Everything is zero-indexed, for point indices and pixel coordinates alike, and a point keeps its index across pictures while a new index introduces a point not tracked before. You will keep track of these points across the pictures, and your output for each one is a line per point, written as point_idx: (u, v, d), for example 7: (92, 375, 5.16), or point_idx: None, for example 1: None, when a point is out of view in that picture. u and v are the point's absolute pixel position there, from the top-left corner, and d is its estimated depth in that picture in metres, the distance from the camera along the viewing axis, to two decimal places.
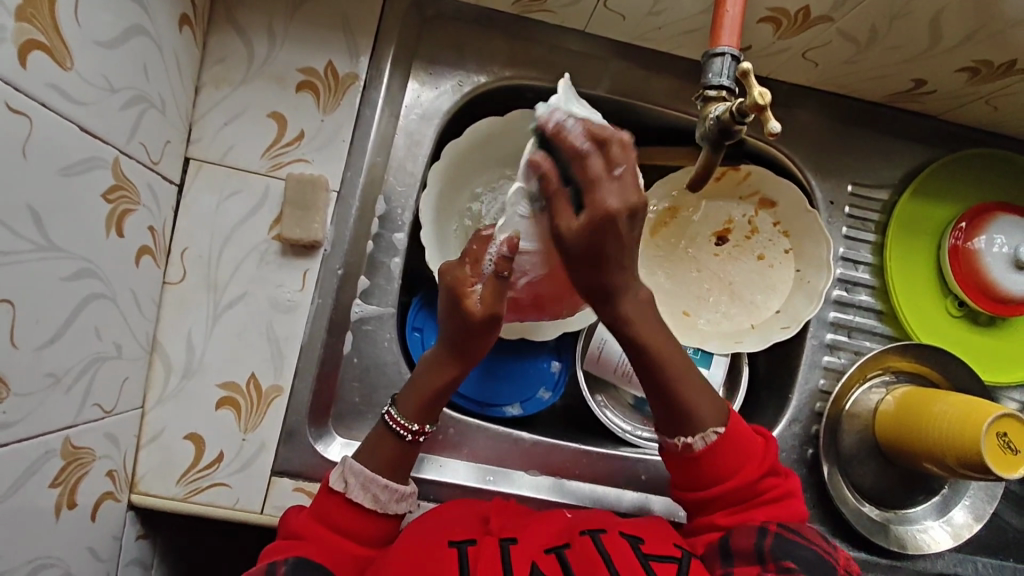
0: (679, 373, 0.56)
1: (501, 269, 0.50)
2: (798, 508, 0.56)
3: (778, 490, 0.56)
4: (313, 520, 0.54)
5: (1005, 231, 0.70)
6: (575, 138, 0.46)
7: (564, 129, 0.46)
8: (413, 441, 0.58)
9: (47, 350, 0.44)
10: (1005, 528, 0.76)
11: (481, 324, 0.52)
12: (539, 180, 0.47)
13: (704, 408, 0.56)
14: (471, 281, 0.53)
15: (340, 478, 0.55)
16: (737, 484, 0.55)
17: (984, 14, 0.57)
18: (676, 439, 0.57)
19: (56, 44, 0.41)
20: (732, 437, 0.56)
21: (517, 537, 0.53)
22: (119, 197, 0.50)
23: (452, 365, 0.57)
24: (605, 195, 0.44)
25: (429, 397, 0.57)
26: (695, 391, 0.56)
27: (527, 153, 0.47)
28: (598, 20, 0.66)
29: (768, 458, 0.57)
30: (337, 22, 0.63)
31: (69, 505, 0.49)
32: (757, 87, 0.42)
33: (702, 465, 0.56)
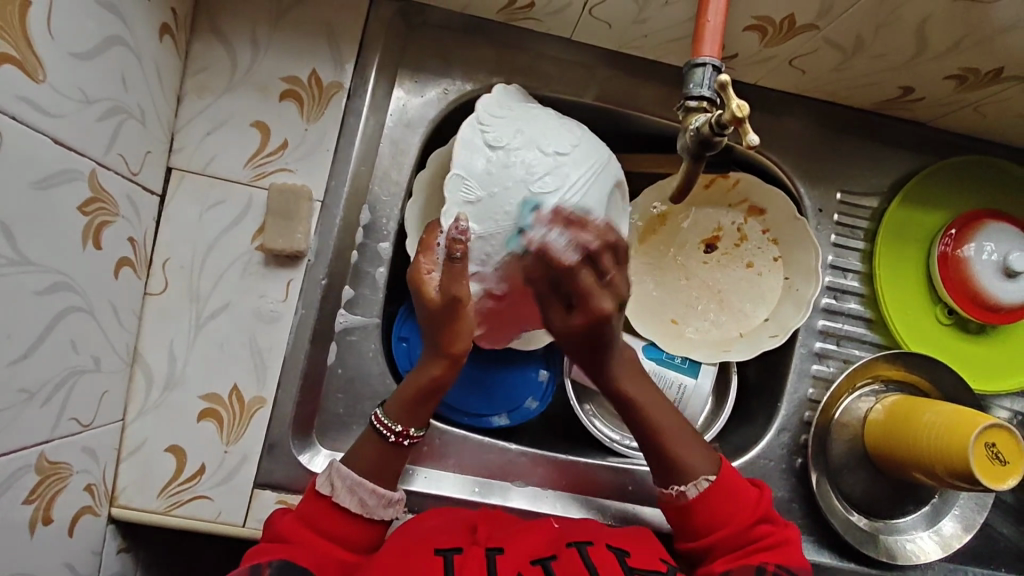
0: (670, 424, 0.59)
1: (455, 249, 0.52)
2: (795, 556, 0.55)
3: (771, 537, 0.56)
4: (301, 524, 0.53)
5: (994, 239, 0.70)
6: (508, 113, 0.58)
7: (499, 108, 0.59)
8: (396, 442, 0.57)
9: (20, 365, 0.43)
10: (996, 537, 0.76)
11: (440, 308, 0.54)
12: (482, 141, 0.56)
13: (695, 455, 0.58)
14: (427, 272, 0.55)
15: (327, 482, 0.55)
16: (731, 532, 0.56)
17: (971, 22, 0.56)
18: (669, 488, 0.59)
19: (28, 57, 0.40)
20: (727, 484, 0.58)
21: (504, 546, 0.52)
22: (96, 210, 0.49)
23: (436, 362, 0.57)
24: (603, 302, 0.50)
25: (414, 398, 0.57)
26: (686, 442, 0.59)
27: (471, 128, 0.57)
28: (584, 29, 0.65)
29: (761, 506, 0.57)
30: (320, 30, 0.63)
31: (45, 520, 0.48)
32: (735, 99, 0.42)
33: (695, 512, 0.57)
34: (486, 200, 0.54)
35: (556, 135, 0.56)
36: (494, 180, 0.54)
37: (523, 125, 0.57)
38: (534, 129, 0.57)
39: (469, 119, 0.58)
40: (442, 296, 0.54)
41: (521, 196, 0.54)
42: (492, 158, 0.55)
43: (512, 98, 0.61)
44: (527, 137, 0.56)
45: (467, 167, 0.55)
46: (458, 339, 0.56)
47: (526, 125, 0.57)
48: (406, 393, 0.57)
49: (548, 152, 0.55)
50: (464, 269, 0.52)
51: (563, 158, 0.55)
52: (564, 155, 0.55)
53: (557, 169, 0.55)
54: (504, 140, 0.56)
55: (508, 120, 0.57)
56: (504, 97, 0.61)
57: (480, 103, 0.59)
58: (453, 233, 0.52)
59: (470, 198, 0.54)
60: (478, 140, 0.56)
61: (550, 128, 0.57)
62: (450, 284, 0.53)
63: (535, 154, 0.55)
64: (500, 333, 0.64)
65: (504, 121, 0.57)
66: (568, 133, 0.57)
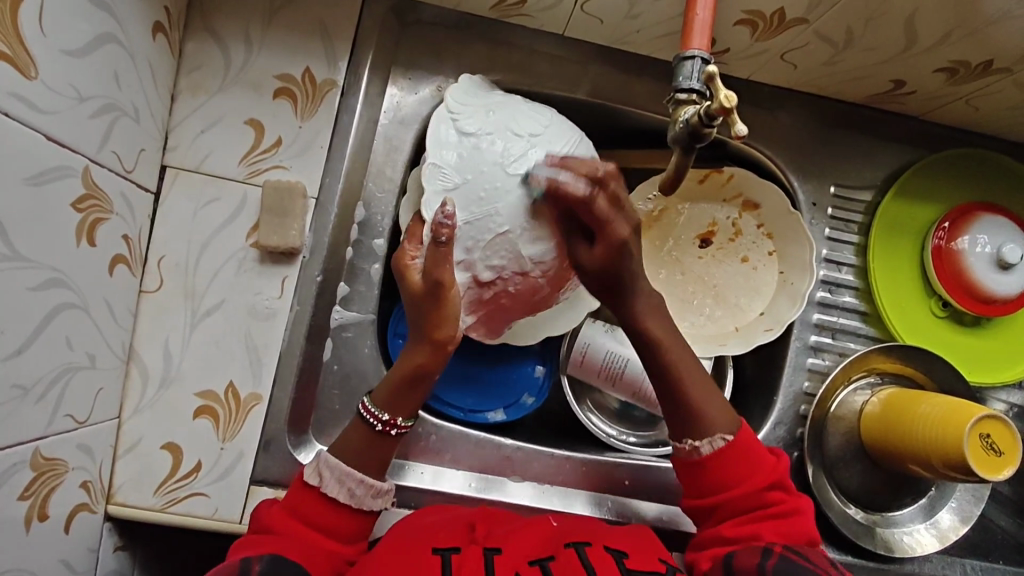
0: (691, 378, 0.58)
1: (439, 234, 0.53)
2: (804, 528, 0.55)
3: (784, 505, 0.56)
4: (287, 514, 0.53)
5: (988, 230, 0.70)
6: (476, 100, 0.59)
7: (466, 95, 0.59)
8: (383, 432, 0.56)
9: (15, 361, 0.43)
10: (994, 530, 0.76)
11: (425, 293, 0.55)
12: (454, 128, 0.56)
13: (713, 413, 0.58)
14: (411, 258, 0.56)
15: (315, 472, 0.55)
16: (744, 494, 0.56)
17: (962, 13, 0.56)
18: (684, 443, 0.58)
19: (19, 54, 0.41)
20: (743, 445, 0.57)
21: (502, 546, 0.52)
22: (90, 207, 0.50)
23: (421, 348, 0.57)
24: (620, 227, 0.53)
25: (400, 384, 0.57)
26: (705, 396, 0.58)
27: (442, 119, 0.57)
28: (576, 25, 0.66)
29: (776, 474, 0.57)
30: (314, 28, 0.63)
31: (42, 517, 0.48)
32: (723, 90, 0.42)
33: (708, 470, 0.57)
34: (465, 186, 0.55)
35: (527, 117, 0.57)
36: (469, 166, 0.55)
37: (494, 108, 0.58)
38: (505, 111, 0.57)
39: (441, 109, 0.58)
40: (425, 280, 0.55)
41: (499, 180, 0.54)
42: (463, 143, 0.56)
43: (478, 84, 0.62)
44: (498, 119, 0.57)
45: (441, 157, 0.55)
46: (442, 325, 0.56)
47: (497, 110, 0.57)
48: (392, 380, 0.57)
49: (523, 134, 0.56)
50: (449, 252, 0.54)
51: (538, 139, 0.56)
52: (537, 136, 0.56)
53: (532, 148, 0.56)
54: (475, 126, 0.56)
55: (478, 106, 0.58)
56: (474, 83, 0.62)
57: (449, 91, 0.59)
58: (438, 218, 0.53)
59: (447, 185, 0.55)
60: (450, 127, 0.57)
61: (520, 112, 0.57)
62: (437, 269, 0.54)
63: (510, 137, 0.55)
64: (498, 326, 0.61)
65: (473, 107, 0.58)
66: (540, 114, 0.58)
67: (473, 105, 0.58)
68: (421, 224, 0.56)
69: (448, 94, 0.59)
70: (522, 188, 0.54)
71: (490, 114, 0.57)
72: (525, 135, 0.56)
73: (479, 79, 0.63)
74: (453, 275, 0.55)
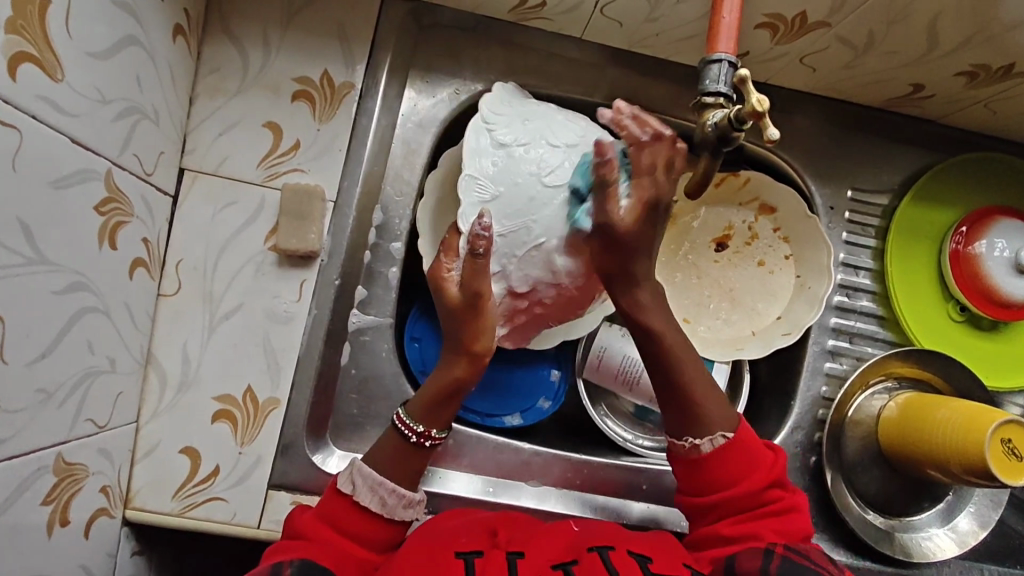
0: (696, 379, 0.58)
1: (477, 245, 0.52)
2: (801, 525, 0.55)
3: (781, 503, 0.55)
4: (320, 522, 0.52)
5: (1006, 235, 0.70)
6: (510, 108, 0.59)
7: (500, 103, 0.59)
8: (418, 443, 0.56)
9: (38, 365, 0.43)
10: (1011, 535, 0.75)
11: (464, 306, 0.55)
12: (489, 140, 0.56)
13: (713, 409, 0.57)
14: (447, 271, 0.55)
15: (348, 479, 0.54)
16: (745, 491, 0.55)
17: (984, 17, 0.56)
18: (684, 439, 0.57)
19: (47, 56, 0.40)
20: (743, 443, 0.57)
21: (525, 550, 0.52)
22: (113, 210, 0.49)
23: (458, 360, 0.57)
24: (657, 186, 0.53)
25: (435, 397, 0.57)
26: (706, 396, 0.58)
27: (478, 128, 0.57)
28: (595, 28, 0.66)
29: (776, 470, 0.56)
30: (332, 31, 0.63)
31: (63, 522, 0.48)
32: (754, 94, 0.42)
33: (709, 467, 0.56)
34: (502, 198, 0.55)
35: (563, 127, 0.57)
36: (505, 177, 0.55)
37: (530, 118, 0.58)
38: (539, 122, 0.58)
39: (475, 118, 0.58)
40: (463, 291, 0.54)
41: (536, 190, 0.55)
42: (500, 156, 0.56)
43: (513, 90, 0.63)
44: (533, 130, 0.57)
45: (477, 168, 0.55)
46: (479, 336, 0.56)
47: (531, 120, 0.58)
48: (427, 393, 0.57)
49: (560, 145, 0.56)
50: (487, 264, 0.53)
51: (574, 151, 0.56)
52: (574, 147, 0.56)
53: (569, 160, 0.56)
54: (512, 138, 0.56)
55: (513, 115, 0.58)
56: (508, 88, 0.62)
57: (482, 99, 0.59)
58: (477, 229, 0.52)
59: (483, 197, 0.55)
60: (486, 137, 0.57)
61: (555, 122, 0.57)
62: (474, 280, 0.54)
63: (546, 148, 0.56)
64: (523, 335, 0.64)
65: (508, 116, 0.58)
66: (578, 126, 0.58)
67: (507, 114, 0.58)
68: (457, 237, 0.55)
69: (481, 104, 0.59)
70: (558, 202, 0.55)
71: (524, 125, 0.57)
72: (562, 146, 0.56)
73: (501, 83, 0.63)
74: (489, 285, 0.55)
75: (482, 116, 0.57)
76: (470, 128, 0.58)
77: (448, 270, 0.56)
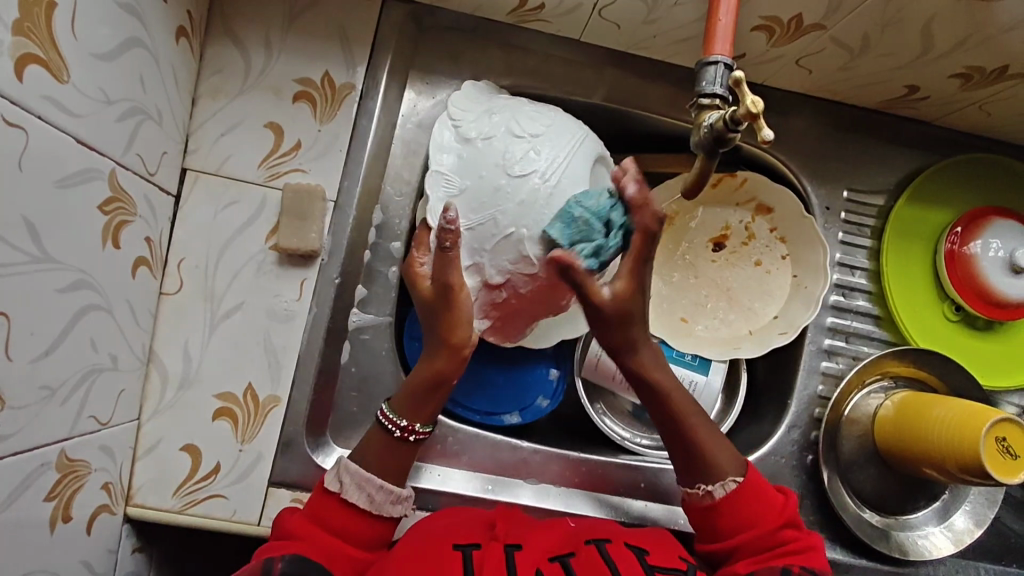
0: (694, 419, 0.59)
1: (445, 241, 0.53)
2: (820, 562, 0.54)
3: (798, 543, 0.55)
4: (309, 522, 0.53)
5: (1001, 235, 0.70)
6: (479, 106, 0.61)
7: (469, 102, 0.61)
8: (402, 437, 0.56)
9: (42, 362, 0.43)
10: (1007, 533, 0.76)
11: (437, 296, 0.56)
12: (455, 136, 0.58)
13: (721, 455, 0.58)
14: (420, 264, 0.58)
15: (335, 478, 0.55)
16: (760, 533, 0.55)
17: (977, 20, 0.57)
18: (696, 488, 0.58)
19: (52, 57, 0.41)
20: (753, 487, 0.57)
21: (523, 542, 0.52)
22: (116, 209, 0.50)
23: (439, 353, 0.57)
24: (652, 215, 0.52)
25: (417, 390, 0.57)
26: (713, 442, 0.58)
27: (445, 129, 0.59)
28: (593, 29, 0.66)
29: (787, 511, 0.57)
30: (333, 33, 0.64)
31: (65, 518, 0.48)
32: (750, 95, 0.42)
33: (722, 514, 0.57)
34: (468, 190, 0.56)
35: (530, 118, 0.57)
36: (469, 171, 0.56)
37: (497, 112, 0.58)
38: (506, 115, 0.58)
39: (443, 117, 0.60)
40: (436, 284, 0.55)
41: (500, 181, 0.55)
42: (464, 151, 0.57)
43: (488, 90, 0.64)
44: (497, 122, 0.57)
45: (444, 164, 0.57)
46: (456, 328, 0.56)
47: (498, 113, 0.58)
48: (412, 386, 0.57)
49: (523, 135, 0.56)
50: (456, 256, 0.54)
51: (539, 139, 0.56)
52: (539, 136, 0.56)
53: (533, 149, 0.55)
54: (477, 133, 0.57)
55: (480, 112, 0.59)
56: (482, 90, 0.64)
57: (451, 99, 0.61)
58: (442, 222, 0.53)
59: (451, 192, 0.57)
60: (453, 135, 0.59)
61: (522, 113, 0.57)
62: (444, 273, 0.55)
63: (510, 139, 0.56)
64: (510, 329, 0.62)
65: (475, 113, 0.59)
66: (541, 115, 0.57)
67: (475, 111, 0.60)
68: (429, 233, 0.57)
69: (450, 103, 0.61)
70: (524, 189, 0.54)
71: (490, 119, 0.58)
72: (525, 134, 0.56)
73: (468, 83, 0.64)
74: (462, 278, 0.55)
75: (448, 116, 0.59)
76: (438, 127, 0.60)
77: (421, 266, 0.58)
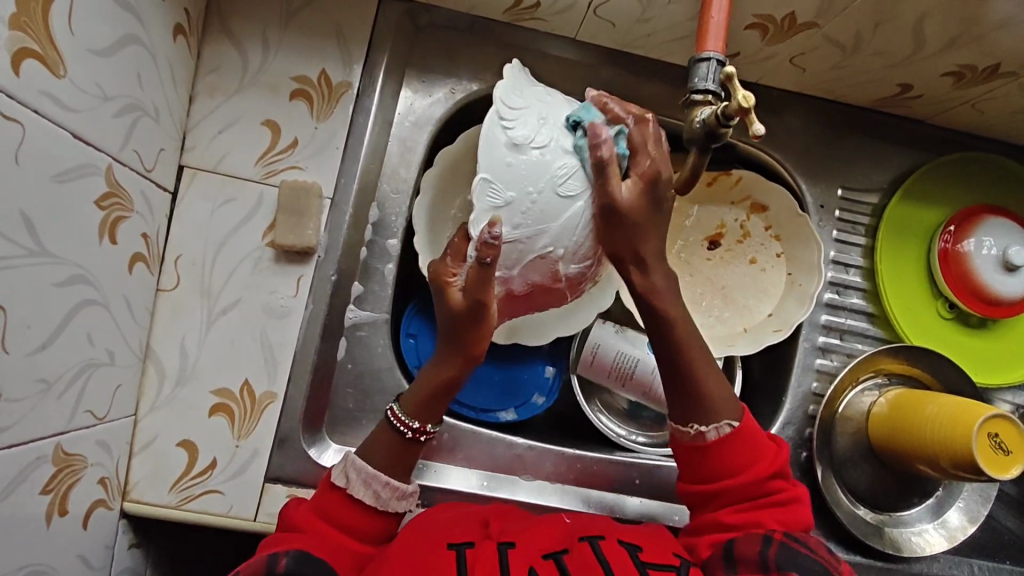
0: (699, 360, 0.57)
1: (484, 256, 0.50)
2: (801, 517, 0.55)
3: (783, 493, 0.55)
4: (314, 514, 0.53)
5: (993, 233, 0.71)
6: (525, 98, 0.52)
7: (514, 92, 0.52)
8: (413, 438, 0.57)
9: (39, 355, 0.44)
10: (1001, 530, 0.76)
11: (466, 313, 0.54)
12: (505, 139, 0.51)
13: (723, 402, 0.57)
14: (452, 276, 0.55)
15: (341, 473, 0.55)
16: (748, 481, 0.55)
17: (968, 18, 0.57)
18: (689, 426, 0.57)
19: (49, 52, 0.41)
20: (747, 433, 0.57)
21: (516, 540, 0.52)
22: (112, 205, 0.50)
23: (453, 362, 0.57)
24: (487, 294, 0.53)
25: (428, 398, 0.57)
26: (717, 383, 0.57)
27: (490, 126, 0.51)
28: (588, 28, 0.67)
29: (778, 461, 0.57)
30: (330, 31, 0.64)
31: (61, 512, 0.48)
32: (740, 90, 0.43)
33: (711, 455, 0.56)
34: (515, 203, 0.51)
35: (586, 126, 0.51)
36: (519, 184, 0.50)
37: (548, 116, 0.52)
38: (557, 123, 0.51)
39: (489, 113, 0.51)
40: (465, 299, 0.53)
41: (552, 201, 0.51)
42: (516, 162, 0.50)
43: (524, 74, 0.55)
44: (546, 130, 0.51)
45: (491, 169, 0.50)
46: (480, 341, 0.56)
47: (552, 120, 0.51)
48: (421, 393, 0.57)
49: (580, 150, 0.51)
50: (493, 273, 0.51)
51: None
52: (594, 152, 0.51)
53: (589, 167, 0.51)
54: (531, 140, 0.50)
55: (529, 110, 0.52)
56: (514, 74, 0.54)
57: (497, 91, 0.52)
58: (484, 237, 0.50)
59: (494, 202, 0.50)
60: (501, 136, 0.51)
61: (574, 117, 0.52)
62: (478, 290, 0.53)
63: (566, 155, 0.51)
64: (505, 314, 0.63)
65: (522, 112, 0.51)
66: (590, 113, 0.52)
67: (523, 108, 0.51)
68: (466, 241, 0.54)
69: (497, 88, 0.52)
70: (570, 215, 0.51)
71: (540, 124, 0.51)
72: (573, 150, 0.51)
73: (507, 67, 0.54)
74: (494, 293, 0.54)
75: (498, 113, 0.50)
76: (483, 125, 0.51)
77: (453, 275, 0.55)
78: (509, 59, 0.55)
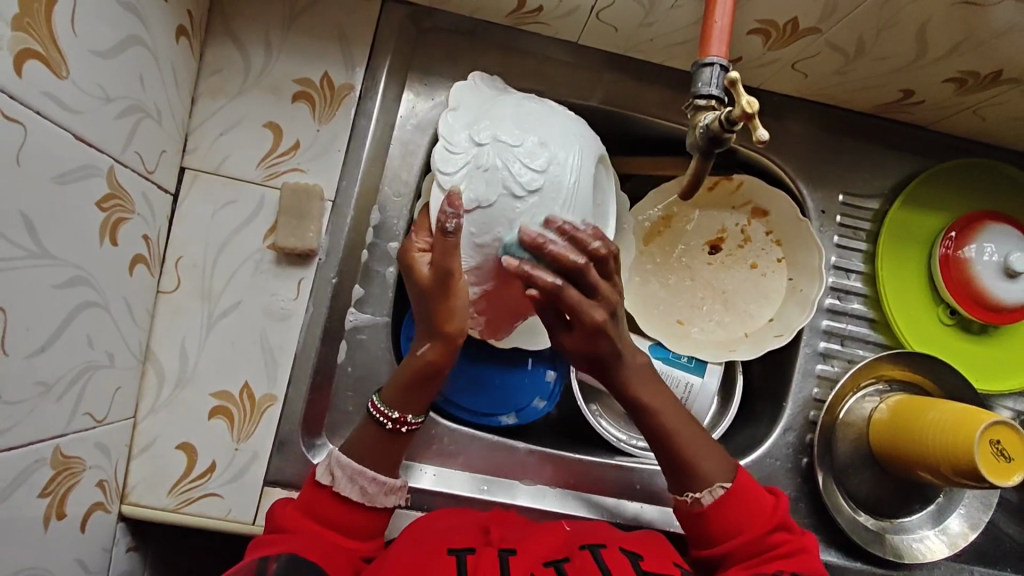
0: (677, 428, 0.58)
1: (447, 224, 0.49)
2: (813, 564, 0.55)
3: (789, 546, 0.56)
4: (302, 513, 0.53)
5: (995, 240, 0.71)
6: (460, 137, 0.54)
7: (449, 156, 0.53)
8: (395, 429, 0.56)
9: (38, 357, 0.43)
10: (1001, 537, 0.76)
11: (432, 286, 0.52)
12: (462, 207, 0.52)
13: (711, 464, 0.58)
14: (420, 250, 0.54)
15: (326, 471, 0.55)
16: (750, 539, 0.56)
17: (971, 25, 0.57)
18: (685, 495, 0.58)
19: (52, 53, 0.41)
20: (743, 490, 0.58)
21: (518, 547, 0.52)
22: (113, 206, 0.50)
23: (429, 344, 0.55)
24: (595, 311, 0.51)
25: (410, 381, 0.55)
26: (699, 446, 0.58)
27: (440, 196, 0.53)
28: (591, 33, 0.67)
29: (778, 514, 0.57)
30: (333, 34, 0.64)
31: (59, 515, 0.48)
32: (745, 96, 0.43)
33: (711, 520, 0.57)
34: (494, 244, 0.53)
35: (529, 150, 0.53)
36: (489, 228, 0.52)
37: (489, 147, 0.53)
38: (500, 167, 0.52)
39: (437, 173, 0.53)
40: (434, 271, 0.51)
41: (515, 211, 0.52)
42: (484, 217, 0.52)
43: (478, 84, 0.59)
44: (495, 181, 0.52)
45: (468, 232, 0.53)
46: (452, 318, 0.53)
47: (493, 166, 0.52)
48: (406, 377, 0.55)
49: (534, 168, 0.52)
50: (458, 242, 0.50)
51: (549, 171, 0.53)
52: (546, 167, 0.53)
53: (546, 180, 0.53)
54: (483, 196, 0.52)
55: (470, 155, 0.53)
56: (460, 109, 0.56)
57: (434, 159, 0.53)
58: (445, 208, 0.49)
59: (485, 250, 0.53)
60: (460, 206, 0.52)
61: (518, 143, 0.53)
62: (445, 258, 0.50)
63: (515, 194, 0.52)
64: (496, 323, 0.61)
65: (463, 165, 0.52)
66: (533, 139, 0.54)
67: (462, 160, 0.53)
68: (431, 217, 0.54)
69: (434, 155, 0.53)
70: None
71: (485, 175, 0.52)
72: (525, 191, 0.52)
73: (456, 87, 0.59)
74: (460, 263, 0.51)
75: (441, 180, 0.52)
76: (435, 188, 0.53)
77: (419, 251, 0.54)
78: (470, 73, 0.61)
